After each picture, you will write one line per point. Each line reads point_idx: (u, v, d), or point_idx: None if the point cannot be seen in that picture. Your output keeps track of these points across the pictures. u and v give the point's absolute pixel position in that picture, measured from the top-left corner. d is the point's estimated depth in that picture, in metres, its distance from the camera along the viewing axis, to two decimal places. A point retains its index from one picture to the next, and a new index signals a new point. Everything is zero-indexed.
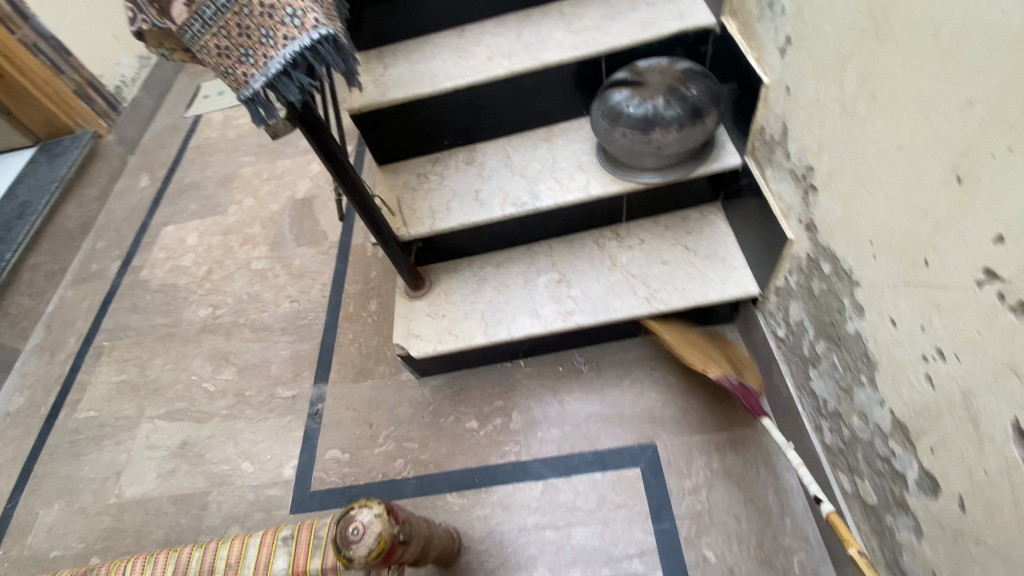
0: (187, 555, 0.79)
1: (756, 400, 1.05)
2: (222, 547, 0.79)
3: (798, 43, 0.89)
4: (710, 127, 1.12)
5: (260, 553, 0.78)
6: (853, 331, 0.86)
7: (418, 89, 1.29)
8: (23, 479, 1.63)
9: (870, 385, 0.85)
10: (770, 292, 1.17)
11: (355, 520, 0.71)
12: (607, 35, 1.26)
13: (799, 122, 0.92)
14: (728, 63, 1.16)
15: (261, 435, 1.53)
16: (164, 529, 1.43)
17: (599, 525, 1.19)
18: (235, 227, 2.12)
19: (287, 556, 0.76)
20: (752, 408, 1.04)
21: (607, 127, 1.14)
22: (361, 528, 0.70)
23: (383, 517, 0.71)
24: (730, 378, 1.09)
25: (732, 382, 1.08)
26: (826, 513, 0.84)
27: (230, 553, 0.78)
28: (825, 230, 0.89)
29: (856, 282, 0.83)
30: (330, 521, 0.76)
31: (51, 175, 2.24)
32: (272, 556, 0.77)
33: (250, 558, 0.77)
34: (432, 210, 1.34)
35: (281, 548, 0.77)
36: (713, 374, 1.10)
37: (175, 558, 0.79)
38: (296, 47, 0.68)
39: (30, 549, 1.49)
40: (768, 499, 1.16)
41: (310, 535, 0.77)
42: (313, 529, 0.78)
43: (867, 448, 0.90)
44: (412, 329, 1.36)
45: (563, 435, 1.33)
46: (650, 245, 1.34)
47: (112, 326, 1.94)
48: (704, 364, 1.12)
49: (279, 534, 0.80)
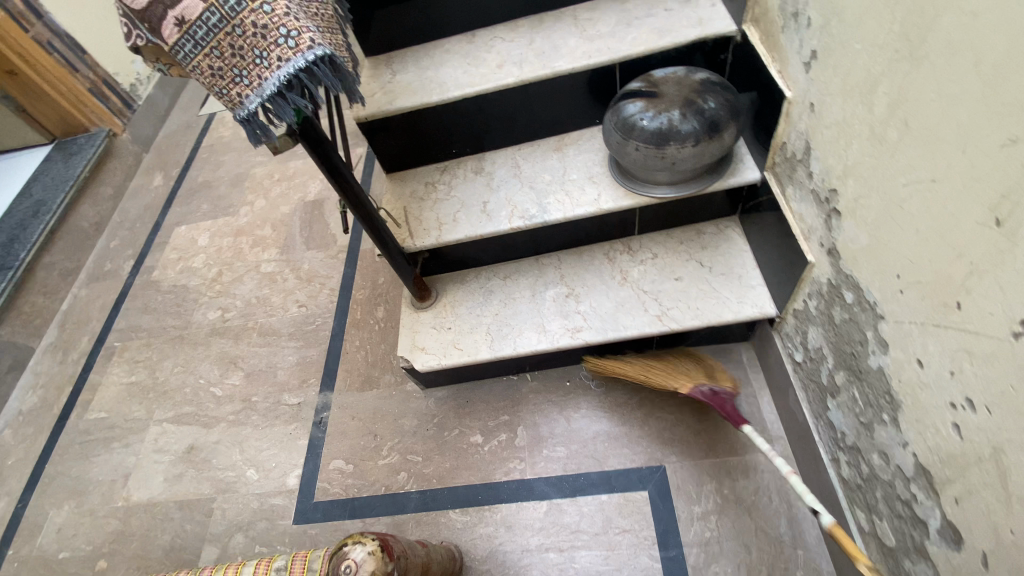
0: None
1: (732, 406, 1.05)
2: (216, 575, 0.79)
3: (825, 59, 0.84)
4: (727, 141, 1.06)
5: None
6: (876, 366, 0.83)
7: (426, 98, 1.26)
8: (35, 478, 1.65)
9: (893, 424, 0.81)
10: (788, 314, 1.12)
11: (347, 557, 0.69)
12: (621, 41, 1.21)
13: (825, 142, 0.88)
14: (749, 73, 1.11)
15: (266, 442, 1.52)
16: (169, 535, 1.44)
17: (604, 549, 1.16)
18: (246, 228, 2.12)
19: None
20: (730, 416, 1.04)
21: (620, 141, 1.09)
22: (353, 567, 0.68)
23: (376, 555, 0.69)
24: (701, 388, 1.09)
25: (704, 392, 1.08)
26: (827, 525, 0.83)
27: None
28: (849, 258, 0.85)
29: (880, 316, 0.79)
30: (324, 554, 0.75)
31: (67, 174, 2.28)
32: None
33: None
34: (439, 221, 1.31)
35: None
36: (684, 390, 1.09)
37: None
38: (291, 69, 0.65)
39: (40, 549, 1.51)
40: (780, 529, 1.12)
41: (303, 566, 0.76)
42: (306, 560, 0.77)
43: (887, 487, 0.86)
44: (417, 341, 1.34)
45: (569, 453, 1.30)
46: (663, 260, 1.29)
47: (123, 327, 1.96)
48: (673, 382, 1.12)
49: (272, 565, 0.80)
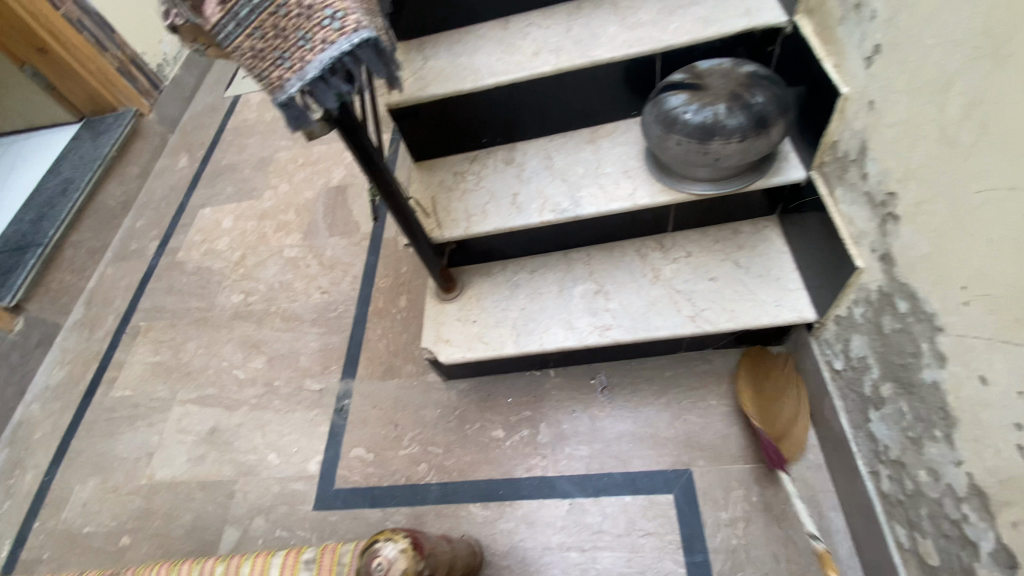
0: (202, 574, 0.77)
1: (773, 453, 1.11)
2: (245, 564, 0.77)
3: (889, 55, 0.80)
4: (775, 138, 1.02)
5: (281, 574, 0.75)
6: (929, 379, 0.80)
7: (458, 85, 1.23)
8: (61, 452, 1.68)
9: (946, 441, 0.78)
10: (828, 320, 1.08)
11: (378, 554, 0.68)
12: (664, 31, 1.16)
13: (884, 142, 0.84)
14: (799, 67, 1.06)
15: (288, 427, 1.53)
16: (191, 515, 1.45)
17: (626, 552, 1.15)
18: (270, 213, 2.12)
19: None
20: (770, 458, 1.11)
21: (661, 134, 1.05)
22: (384, 564, 0.67)
23: (408, 554, 0.68)
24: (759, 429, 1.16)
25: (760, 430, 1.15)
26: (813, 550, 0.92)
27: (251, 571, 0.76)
28: (905, 265, 0.81)
29: (939, 328, 0.76)
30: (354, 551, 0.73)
31: (95, 153, 2.28)
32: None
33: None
34: (468, 212, 1.29)
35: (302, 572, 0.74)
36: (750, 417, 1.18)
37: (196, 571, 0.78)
38: (336, 51, 0.63)
39: (65, 524, 1.53)
40: (810, 540, 1.09)
41: (333, 560, 0.74)
42: (336, 554, 0.75)
43: (934, 505, 0.82)
44: (441, 333, 1.32)
45: (592, 453, 1.28)
46: (697, 259, 1.26)
47: (148, 307, 1.98)
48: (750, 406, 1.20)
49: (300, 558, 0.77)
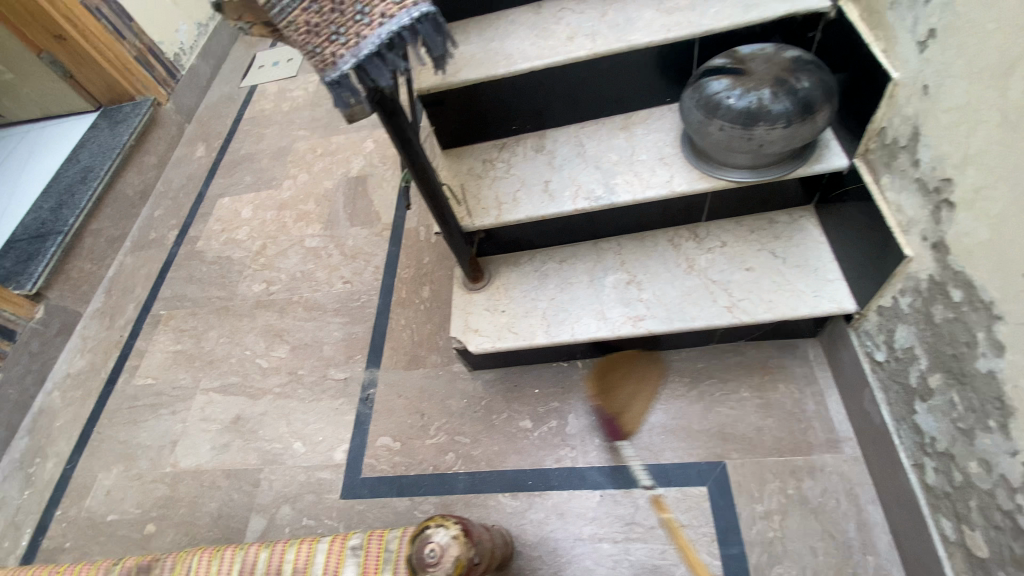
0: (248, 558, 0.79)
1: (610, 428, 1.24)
2: (290, 550, 0.79)
3: (946, 38, 0.78)
4: (821, 124, 0.99)
5: (328, 560, 0.77)
6: (984, 369, 0.78)
7: (491, 70, 1.20)
8: (83, 440, 1.68)
9: (1001, 431, 0.76)
10: (870, 310, 1.06)
11: (430, 541, 0.67)
12: (703, 15, 1.14)
13: (939, 127, 0.81)
14: (843, 52, 1.03)
15: (313, 416, 1.52)
16: (217, 503, 1.45)
17: (660, 544, 1.14)
18: (290, 202, 2.11)
19: (356, 568, 0.75)
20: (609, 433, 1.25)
21: (702, 120, 1.04)
22: (437, 551, 0.66)
23: (460, 540, 0.67)
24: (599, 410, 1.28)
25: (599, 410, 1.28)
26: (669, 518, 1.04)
27: (298, 558, 0.78)
28: (961, 253, 0.79)
29: (996, 316, 0.74)
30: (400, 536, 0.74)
31: (113, 141, 2.27)
32: (340, 564, 0.76)
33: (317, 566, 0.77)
34: (498, 200, 1.27)
35: (349, 558, 0.76)
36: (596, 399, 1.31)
37: (242, 556, 0.80)
38: (394, 27, 0.63)
39: (89, 511, 1.53)
40: (848, 533, 1.07)
41: (380, 547, 0.76)
42: (383, 541, 0.76)
43: (985, 497, 0.81)
44: (470, 323, 1.31)
45: (623, 444, 1.27)
46: (732, 249, 1.24)
47: (169, 295, 1.97)
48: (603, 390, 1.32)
49: (346, 543, 0.78)
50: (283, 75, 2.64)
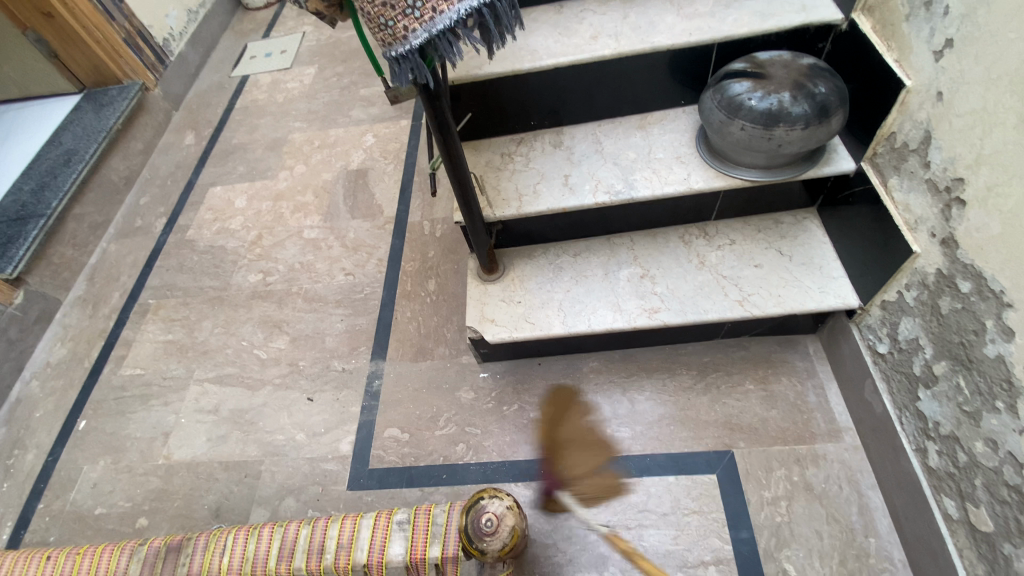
0: (296, 532, 0.93)
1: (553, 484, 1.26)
2: (334, 528, 0.92)
3: (963, 48, 0.84)
4: (835, 127, 1.05)
5: (373, 536, 0.90)
6: (992, 354, 0.84)
7: (517, 65, 1.23)
8: (66, 431, 1.60)
9: (1008, 411, 0.83)
10: (873, 305, 1.13)
11: (487, 514, 0.84)
12: (722, 22, 1.20)
13: (952, 131, 0.88)
14: (853, 62, 1.10)
15: (316, 407, 1.50)
16: (215, 495, 1.40)
17: (673, 529, 1.17)
18: (286, 193, 2.08)
19: (404, 540, 0.89)
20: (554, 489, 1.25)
21: (724, 120, 1.09)
22: (494, 522, 0.84)
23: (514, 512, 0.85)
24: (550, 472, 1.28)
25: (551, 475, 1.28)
26: None
27: (342, 535, 0.91)
28: (971, 248, 0.86)
29: (1006, 304, 0.80)
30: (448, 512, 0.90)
31: (99, 124, 2.17)
32: (387, 539, 0.90)
33: (363, 541, 0.90)
34: (519, 192, 1.29)
35: (396, 532, 0.90)
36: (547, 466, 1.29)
37: (291, 533, 0.92)
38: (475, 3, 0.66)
39: (74, 505, 1.46)
40: (851, 517, 1.13)
41: (428, 523, 0.90)
42: (430, 515, 0.91)
43: (991, 475, 0.87)
44: (486, 312, 1.32)
45: (634, 434, 1.30)
46: (741, 247, 1.30)
47: (158, 284, 1.91)
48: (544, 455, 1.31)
49: (391, 518, 0.93)
50: (277, 66, 2.60)
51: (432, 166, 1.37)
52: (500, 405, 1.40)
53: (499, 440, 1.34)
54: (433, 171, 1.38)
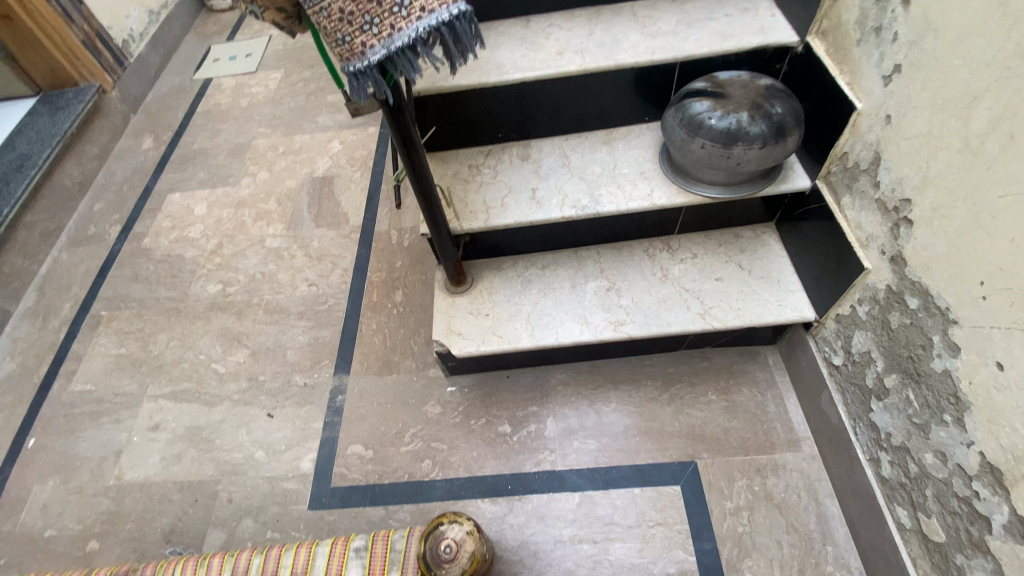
0: (247, 560, 0.90)
1: None
2: (287, 556, 0.89)
3: (911, 73, 0.87)
4: (791, 147, 1.09)
5: (329, 562, 0.89)
6: (940, 369, 0.87)
7: (484, 78, 1.22)
8: (12, 451, 1.51)
9: (956, 424, 0.86)
10: (828, 319, 1.16)
11: (446, 539, 0.85)
12: (685, 41, 1.22)
13: (900, 153, 0.91)
14: (808, 84, 1.14)
15: (277, 424, 1.45)
16: (170, 518, 1.34)
17: (638, 542, 1.17)
18: (249, 200, 2.02)
19: (361, 567, 0.88)
20: None
21: (685, 137, 1.11)
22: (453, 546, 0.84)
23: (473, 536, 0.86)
24: None
25: None
26: None
27: (297, 562, 0.89)
28: (919, 266, 0.89)
29: (952, 321, 0.84)
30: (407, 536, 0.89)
31: (52, 128, 2.06)
32: (343, 565, 0.88)
33: (319, 567, 0.88)
34: (486, 204, 1.29)
35: (352, 560, 0.88)
36: None
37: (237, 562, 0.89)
38: (434, 21, 0.66)
39: (21, 528, 1.37)
40: (810, 526, 1.15)
41: (385, 549, 0.89)
42: (388, 542, 0.89)
43: (941, 486, 0.90)
44: (453, 326, 1.30)
45: (600, 446, 1.30)
46: (703, 260, 1.32)
47: (111, 295, 1.82)
48: None
49: (348, 545, 0.91)
50: (241, 70, 2.54)
51: (397, 178, 1.34)
52: (469, 417, 1.38)
53: (466, 455, 1.33)
54: (397, 182, 1.35)
